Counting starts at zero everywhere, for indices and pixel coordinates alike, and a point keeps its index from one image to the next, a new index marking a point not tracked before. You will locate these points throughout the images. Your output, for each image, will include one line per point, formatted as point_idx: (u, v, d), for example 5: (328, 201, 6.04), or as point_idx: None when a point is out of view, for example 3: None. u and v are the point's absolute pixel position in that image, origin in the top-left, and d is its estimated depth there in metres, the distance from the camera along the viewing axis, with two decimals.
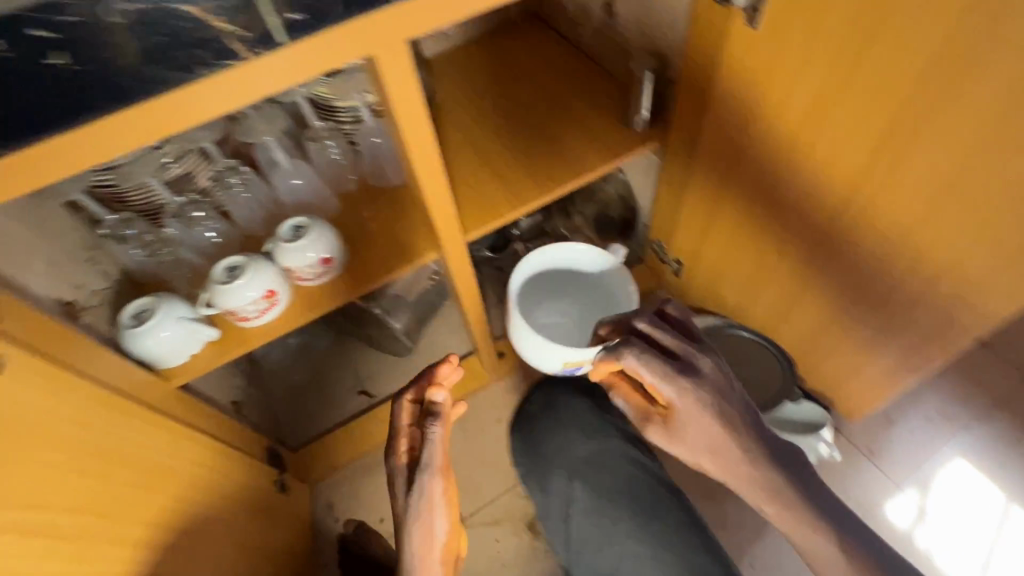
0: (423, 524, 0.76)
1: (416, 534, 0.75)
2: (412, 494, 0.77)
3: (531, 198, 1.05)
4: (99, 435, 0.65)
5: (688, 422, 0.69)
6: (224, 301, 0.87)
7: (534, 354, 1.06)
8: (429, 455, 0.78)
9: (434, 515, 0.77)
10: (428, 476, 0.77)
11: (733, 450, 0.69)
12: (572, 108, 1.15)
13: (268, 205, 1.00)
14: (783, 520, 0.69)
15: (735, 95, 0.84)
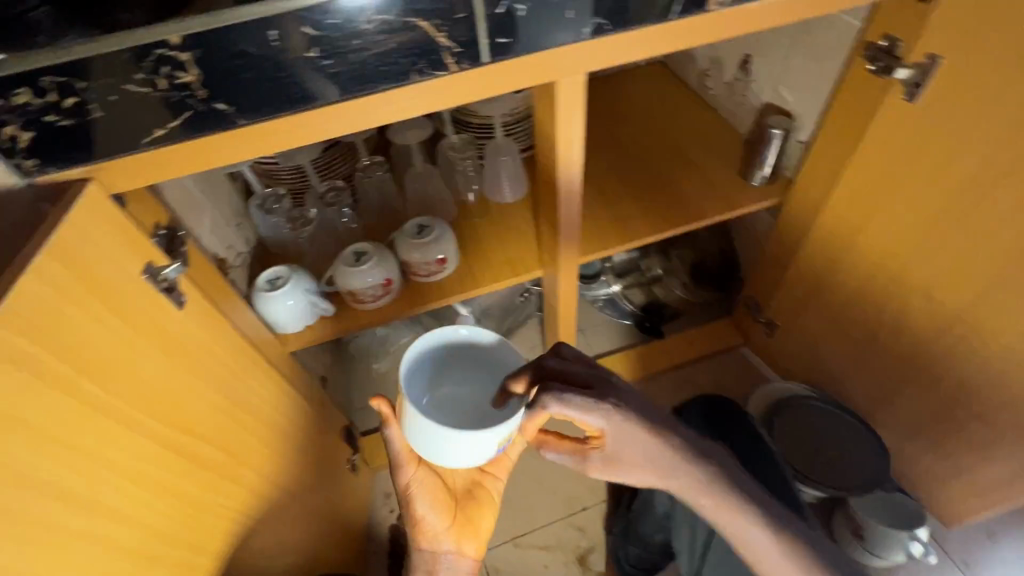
0: (408, 510, 0.76)
1: (407, 519, 0.77)
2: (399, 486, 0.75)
3: (643, 235, 1.07)
4: (235, 379, 0.72)
5: (621, 442, 0.65)
6: (348, 281, 0.94)
7: (446, 456, 0.64)
8: (392, 454, 0.72)
9: (413, 502, 0.76)
10: (396, 473, 0.74)
11: (670, 469, 0.67)
12: (689, 156, 1.18)
13: (397, 200, 1.05)
14: (744, 540, 0.68)
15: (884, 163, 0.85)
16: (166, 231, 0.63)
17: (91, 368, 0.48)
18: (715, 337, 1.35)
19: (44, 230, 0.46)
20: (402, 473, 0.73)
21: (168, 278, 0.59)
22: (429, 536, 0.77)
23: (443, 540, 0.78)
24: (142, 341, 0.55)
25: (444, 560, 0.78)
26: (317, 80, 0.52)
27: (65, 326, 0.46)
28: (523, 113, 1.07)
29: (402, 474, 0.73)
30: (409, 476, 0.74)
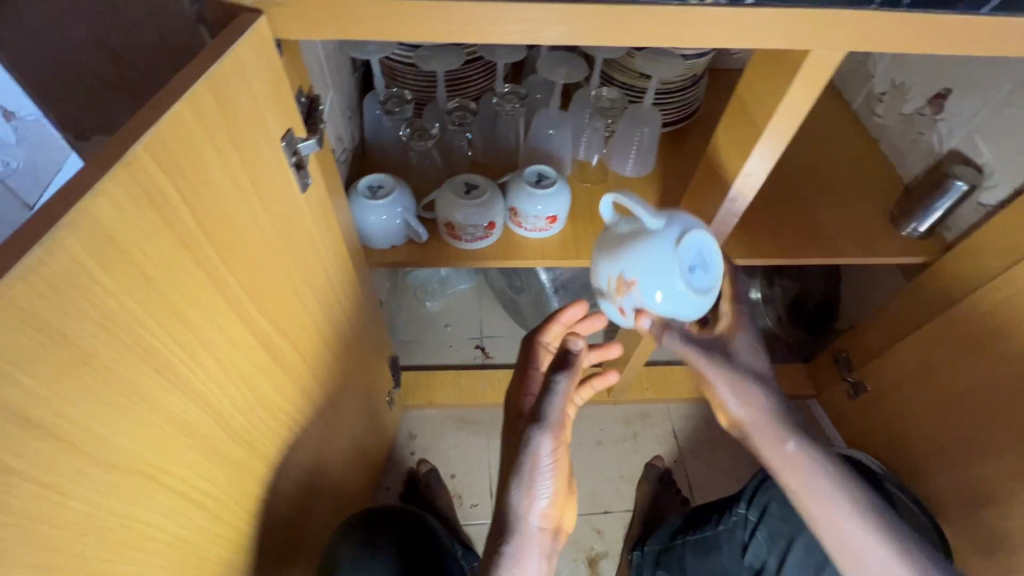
0: (526, 481, 0.60)
1: (519, 493, 0.60)
2: (522, 451, 0.60)
3: (769, 254, 0.95)
4: (328, 285, 0.65)
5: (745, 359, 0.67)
6: (451, 213, 0.86)
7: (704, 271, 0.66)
8: (545, 408, 0.61)
9: (537, 479, 0.60)
10: (536, 433, 0.60)
11: (791, 447, 0.64)
12: (840, 182, 1.04)
13: (514, 140, 0.95)
14: (856, 560, 0.61)
15: None
16: (306, 100, 0.55)
17: (215, 230, 0.41)
18: (787, 378, 1.28)
19: (206, 56, 0.38)
20: (549, 435, 0.60)
21: (299, 152, 0.51)
22: (539, 517, 0.61)
23: (551, 520, 0.62)
24: (264, 216, 0.47)
25: (547, 547, 0.62)
26: None
27: (204, 176, 0.38)
28: (678, 83, 0.95)
29: (548, 438, 0.60)
30: (553, 445, 0.60)
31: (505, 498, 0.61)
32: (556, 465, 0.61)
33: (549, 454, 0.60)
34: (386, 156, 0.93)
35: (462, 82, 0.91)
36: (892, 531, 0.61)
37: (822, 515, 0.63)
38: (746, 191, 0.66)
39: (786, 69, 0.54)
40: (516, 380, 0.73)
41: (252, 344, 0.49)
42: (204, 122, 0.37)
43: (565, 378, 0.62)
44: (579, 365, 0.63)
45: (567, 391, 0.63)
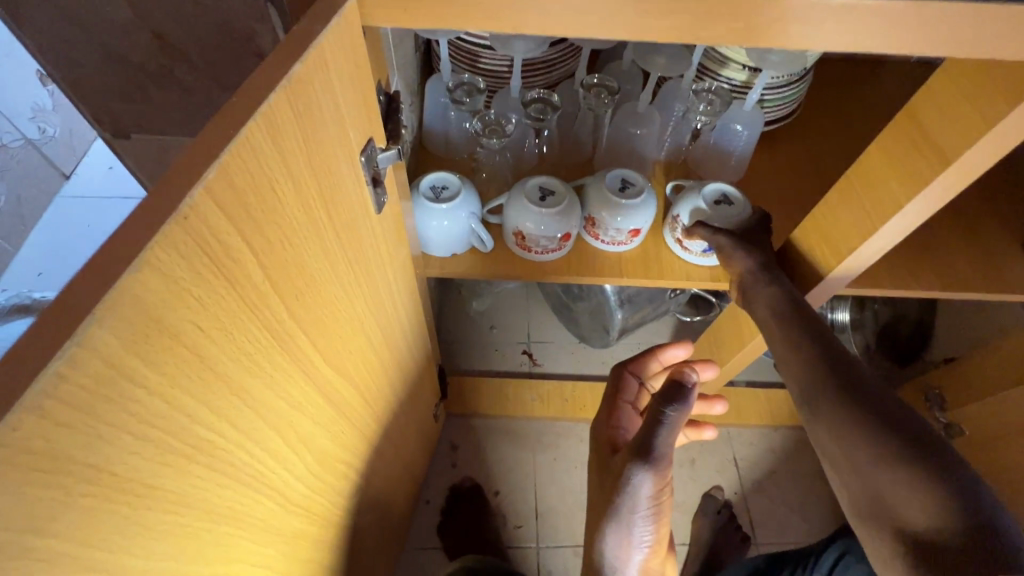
0: (620, 523, 0.51)
1: (613, 538, 0.51)
2: (615, 490, 0.50)
3: (880, 283, 0.82)
4: (391, 310, 0.56)
5: (750, 287, 0.66)
6: (522, 222, 0.76)
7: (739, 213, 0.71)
8: (647, 445, 0.49)
9: (634, 523, 0.50)
10: (635, 472, 0.49)
11: (796, 355, 0.59)
12: (964, 201, 0.89)
13: (591, 138, 0.84)
14: (823, 430, 0.53)
15: None
16: (384, 97, 0.44)
17: (285, 280, 0.32)
18: None
19: (285, 51, 0.29)
20: (650, 474, 0.48)
21: (376, 166, 0.42)
22: (638, 564, 0.52)
23: (653, 572, 0.54)
24: (337, 249, 0.38)
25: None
26: None
27: (278, 215, 0.30)
28: (786, 79, 0.82)
29: (648, 477, 0.48)
30: (655, 486, 0.49)
31: (597, 540, 0.52)
32: (658, 507, 0.50)
33: (649, 496, 0.49)
34: (450, 150, 0.84)
35: (540, 69, 0.80)
36: (878, 410, 0.50)
37: (799, 382, 0.57)
38: (903, 228, 0.54)
39: (998, 82, 0.42)
40: (605, 410, 0.64)
41: (314, 400, 0.41)
42: (279, 145, 0.28)
43: (678, 411, 0.47)
44: (695, 399, 0.47)
45: (676, 432, 0.48)
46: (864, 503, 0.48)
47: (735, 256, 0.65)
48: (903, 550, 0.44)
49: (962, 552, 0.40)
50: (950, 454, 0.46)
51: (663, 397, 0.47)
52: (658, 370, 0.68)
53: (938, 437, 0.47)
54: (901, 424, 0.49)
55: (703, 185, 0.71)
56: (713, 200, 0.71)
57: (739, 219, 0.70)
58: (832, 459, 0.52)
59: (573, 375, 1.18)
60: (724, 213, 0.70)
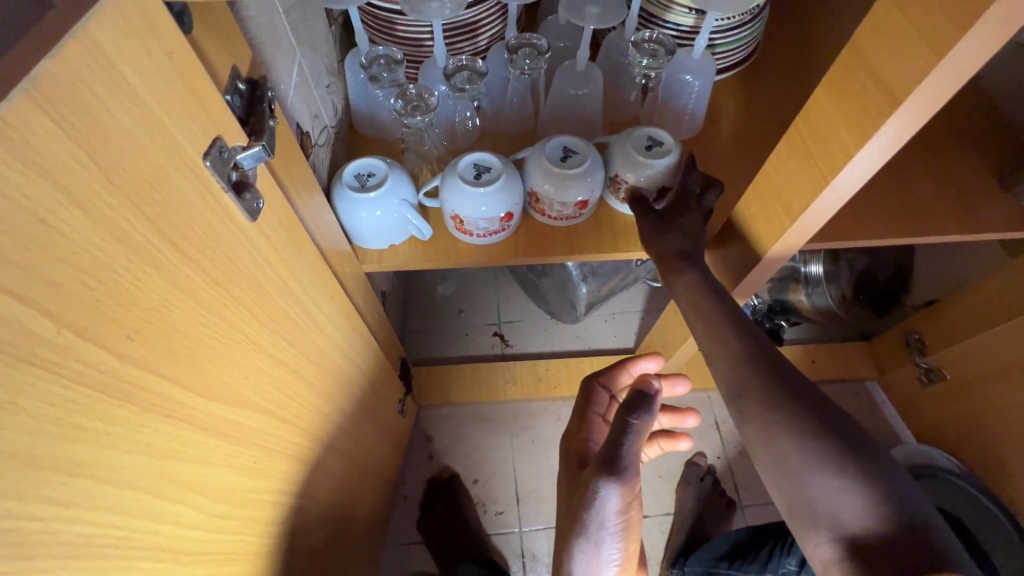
0: (589, 541, 0.47)
1: (580, 558, 0.47)
2: (580, 507, 0.46)
3: (847, 233, 0.77)
4: (306, 321, 0.51)
5: (680, 279, 0.65)
6: (458, 205, 0.70)
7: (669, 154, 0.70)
8: (614, 456, 0.45)
9: (603, 541, 0.46)
10: (601, 487, 0.45)
11: (729, 357, 0.58)
12: (938, 137, 0.83)
13: (529, 104, 0.77)
14: (755, 434, 0.53)
15: None
16: (246, 86, 0.39)
17: (102, 325, 0.27)
18: (845, 361, 1.14)
19: (32, 44, 0.23)
20: (618, 486, 0.44)
21: (239, 167, 0.36)
22: None
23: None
24: (192, 273, 0.33)
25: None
26: None
27: (67, 253, 0.24)
28: (736, 20, 0.75)
29: (615, 490, 0.44)
30: (624, 501, 0.45)
31: (563, 560, 0.48)
32: (627, 523, 0.47)
33: (618, 510, 0.45)
34: (380, 132, 0.78)
35: (465, 32, 0.72)
36: (809, 411, 0.51)
37: (729, 382, 0.57)
38: (858, 178, 0.49)
39: (951, 3, 0.36)
40: (574, 427, 0.60)
41: (199, 441, 0.37)
42: (42, 168, 0.23)
43: (643, 419, 0.44)
44: (659, 408, 0.45)
45: (643, 442, 0.45)
46: (798, 504, 0.49)
47: (653, 239, 0.68)
48: (842, 552, 0.45)
49: (901, 552, 0.43)
50: (876, 452, 0.49)
51: (628, 403, 0.45)
52: (629, 384, 0.64)
53: (861, 432, 0.50)
54: (833, 426, 0.50)
55: (630, 134, 0.71)
56: (645, 147, 0.70)
57: (673, 161, 0.70)
58: (762, 460, 0.52)
59: (547, 354, 1.15)
60: (661, 162, 0.69)
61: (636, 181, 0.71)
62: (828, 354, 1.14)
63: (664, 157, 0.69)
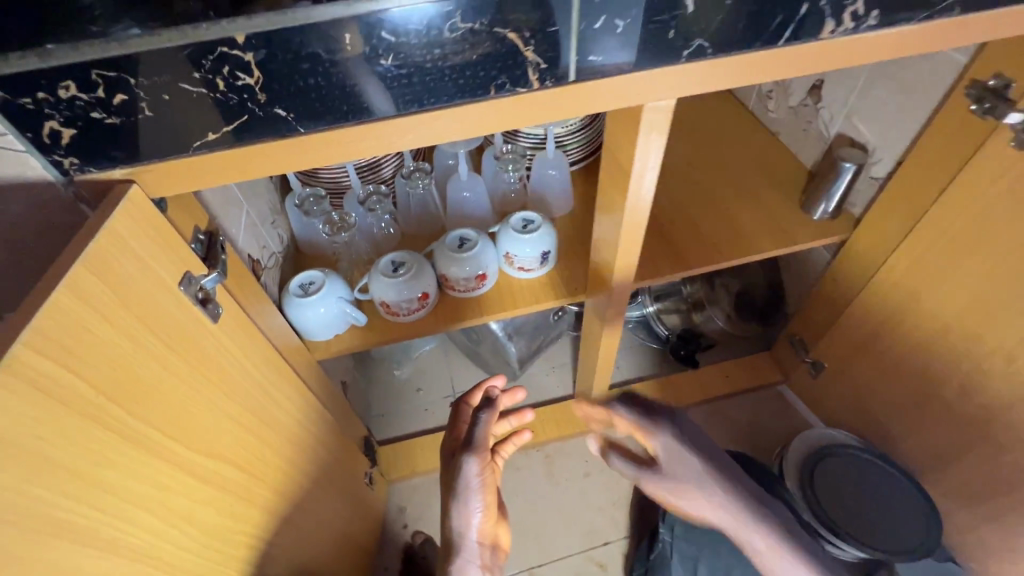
0: (461, 500, 0.71)
1: (457, 514, 0.71)
2: (454, 477, 0.71)
3: (695, 265, 0.98)
4: (266, 396, 0.68)
5: (675, 452, 0.77)
6: (382, 294, 0.89)
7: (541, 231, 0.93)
8: (472, 439, 0.72)
9: (470, 498, 0.71)
10: (466, 460, 0.70)
11: (721, 498, 0.76)
12: (746, 178, 1.08)
13: (434, 209, 1.00)
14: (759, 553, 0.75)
15: (958, 219, 0.79)
16: (205, 237, 0.59)
17: (120, 392, 0.43)
18: (755, 371, 1.30)
19: (81, 238, 0.42)
20: (475, 458, 0.71)
21: (204, 288, 0.55)
22: (477, 532, 0.73)
23: (487, 536, 0.75)
24: (176, 360, 0.50)
25: (485, 556, 0.74)
26: (394, 88, 0.47)
27: (94, 348, 0.41)
28: (579, 123, 1.00)
29: (474, 461, 0.70)
30: (480, 467, 0.71)
31: (446, 520, 0.72)
32: (484, 484, 0.73)
33: (477, 474, 0.71)
34: (320, 250, 0.98)
35: (374, 166, 0.96)
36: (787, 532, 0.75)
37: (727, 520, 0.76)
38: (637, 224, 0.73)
39: (633, 118, 0.59)
40: (449, 435, 0.78)
41: (188, 482, 0.51)
42: (87, 302, 0.41)
43: (489, 412, 0.72)
44: (499, 403, 0.74)
45: (489, 426, 0.73)
46: None
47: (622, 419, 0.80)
48: None
49: None
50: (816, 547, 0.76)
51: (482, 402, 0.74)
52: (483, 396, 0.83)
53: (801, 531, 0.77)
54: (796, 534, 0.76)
55: (509, 218, 0.94)
56: (521, 228, 0.93)
57: (543, 236, 0.93)
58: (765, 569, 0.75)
59: None
60: (535, 238, 0.92)
61: (517, 252, 0.93)
62: (737, 366, 1.31)
63: (537, 233, 0.92)
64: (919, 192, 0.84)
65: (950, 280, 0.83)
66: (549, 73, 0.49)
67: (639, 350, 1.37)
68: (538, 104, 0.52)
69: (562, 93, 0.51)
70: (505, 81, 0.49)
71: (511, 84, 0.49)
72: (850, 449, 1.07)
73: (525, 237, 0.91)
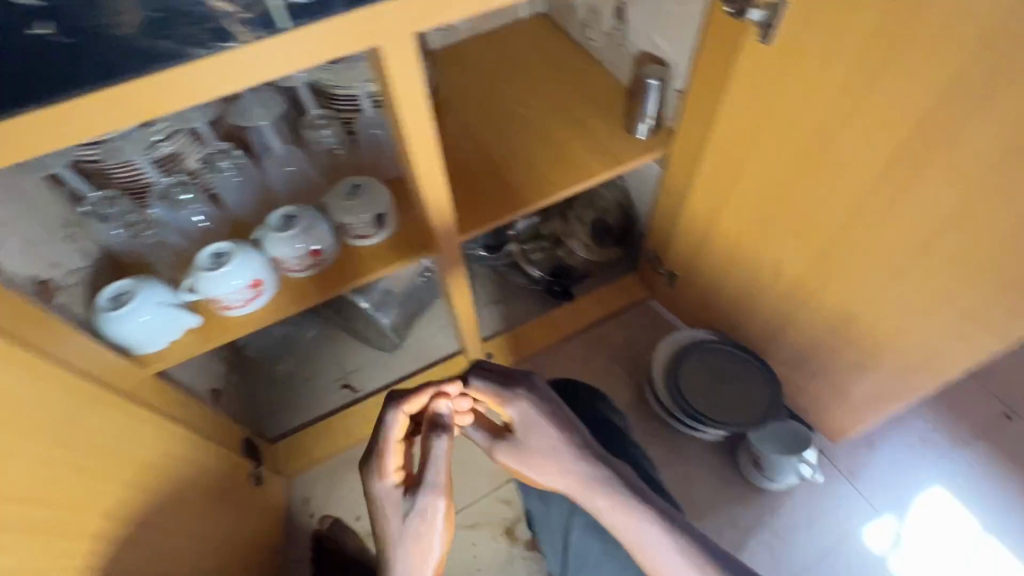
0: (419, 541, 0.67)
1: (411, 556, 0.66)
2: (413, 517, 0.67)
3: (530, 202, 1.01)
4: (70, 422, 0.63)
5: (523, 413, 0.73)
6: (207, 289, 0.84)
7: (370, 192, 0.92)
8: (436, 475, 0.69)
9: (431, 536, 0.67)
10: (433, 501, 0.68)
11: (570, 459, 0.70)
12: (572, 109, 1.11)
13: (259, 191, 0.96)
14: (607, 515, 0.68)
15: (737, 117, 0.85)
16: None
17: None
18: (623, 292, 1.38)
19: None
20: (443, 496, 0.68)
21: None
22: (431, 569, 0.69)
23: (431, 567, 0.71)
24: None
25: None
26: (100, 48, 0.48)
27: None
28: None
29: (442, 500, 0.68)
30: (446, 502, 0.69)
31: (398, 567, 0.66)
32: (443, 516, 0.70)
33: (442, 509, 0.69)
34: (139, 257, 0.91)
35: (174, 155, 0.86)
36: (634, 491, 0.68)
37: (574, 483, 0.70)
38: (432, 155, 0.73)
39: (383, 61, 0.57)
40: (376, 457, 0.70)
41: None
42: None
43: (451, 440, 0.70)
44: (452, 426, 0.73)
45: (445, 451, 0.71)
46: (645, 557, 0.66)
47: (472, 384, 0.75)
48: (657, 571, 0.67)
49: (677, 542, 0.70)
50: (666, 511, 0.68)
51: (433, 425, 0.71)
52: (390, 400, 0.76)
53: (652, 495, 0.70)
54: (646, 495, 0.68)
55: (336, 187, 0.92)
56: (348, 193, 0.91)
57: (372, 197, 0.91)
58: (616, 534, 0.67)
59: (390, 384, 1.29)
60: (364, 199, 0.91)
61: (349, 218, 0.91)
62: (608, 291, 1.38)
63: (364, 195, 0.91)
64: (707, 98, 0.90)
65: (744, 175, 0.90)
66: (258, 24, 0.51)
67: (518, 294, 1.41)
68: (260, 61, 0.54)
69: (276, 45, 0.54)
70: (209, 40, 0.51)
71: (215, 41, 0.51)
72: (702, 343, 1.15)
73: (354, 201, 0.90)
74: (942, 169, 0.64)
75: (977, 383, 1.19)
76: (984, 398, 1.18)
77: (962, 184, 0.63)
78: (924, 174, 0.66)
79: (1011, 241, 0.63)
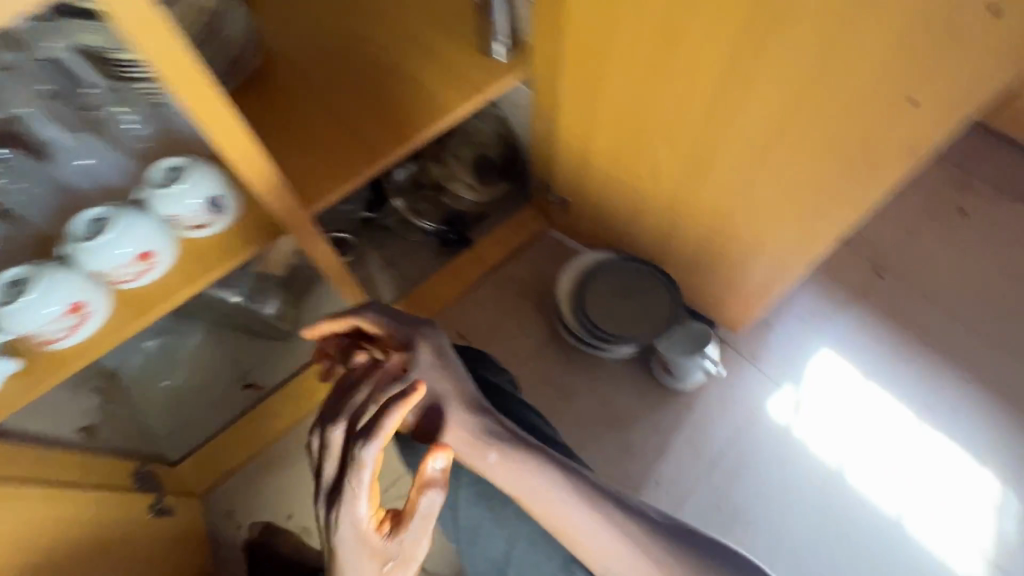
0: None
1: None
2: (390, 562, 0.62)
3: (391, 149, 0.89)
4: None
5: (427, 356, 0.71)
6: (15, 326, 0.71)
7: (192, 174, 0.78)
8: (423, 530, 0.62)
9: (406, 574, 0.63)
10: (418, 551, 0.62)
11: (467, 404, 0.70)
12: (419, 37, 0.98)
13: (59, 196, 0.80)
14: (496, 461, 0.66)
15: (589, 21, 0.79)
16: None
17: None
18: (521, 228, 1.33)
19: None
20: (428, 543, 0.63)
21: None
22: None
23: None
24: None
25: None
26: None
27: None
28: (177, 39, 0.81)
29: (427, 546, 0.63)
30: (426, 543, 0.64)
31: None
32: None
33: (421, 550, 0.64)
34: None
35: None
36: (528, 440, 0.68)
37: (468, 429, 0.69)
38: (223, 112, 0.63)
39: None
40: (351, 500, 0.61)
41: None
42: None
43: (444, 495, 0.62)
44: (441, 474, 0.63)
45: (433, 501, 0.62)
46: (533, 499, 0.65)
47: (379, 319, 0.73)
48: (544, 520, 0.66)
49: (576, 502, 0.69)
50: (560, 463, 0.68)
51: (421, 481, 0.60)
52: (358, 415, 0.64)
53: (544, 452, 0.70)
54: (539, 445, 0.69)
55: (149, 175, 0.79)
56: (165, 179, 0.78)
57: (196, 178, 0.77)
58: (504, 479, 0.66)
59: (295, 373, 1.21)
60: (187, 184, 0.77)
61: (177, 209, 0.77)
62: (506, 228, 1.32)
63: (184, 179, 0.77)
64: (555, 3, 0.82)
65: (607, 84, 0.85)
66: None
67: (415, 251, 1.33)
68: None
69: None
70: None
71: None
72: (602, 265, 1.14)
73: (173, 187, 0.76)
74: (786, 46, 0.62)
75: (850, 249, 1.29)
76: (857, 261, 1.28)
77: (805, 59, 0.62)
78: (770, 55, 0.64)
79: (854, 110, 0.63)
